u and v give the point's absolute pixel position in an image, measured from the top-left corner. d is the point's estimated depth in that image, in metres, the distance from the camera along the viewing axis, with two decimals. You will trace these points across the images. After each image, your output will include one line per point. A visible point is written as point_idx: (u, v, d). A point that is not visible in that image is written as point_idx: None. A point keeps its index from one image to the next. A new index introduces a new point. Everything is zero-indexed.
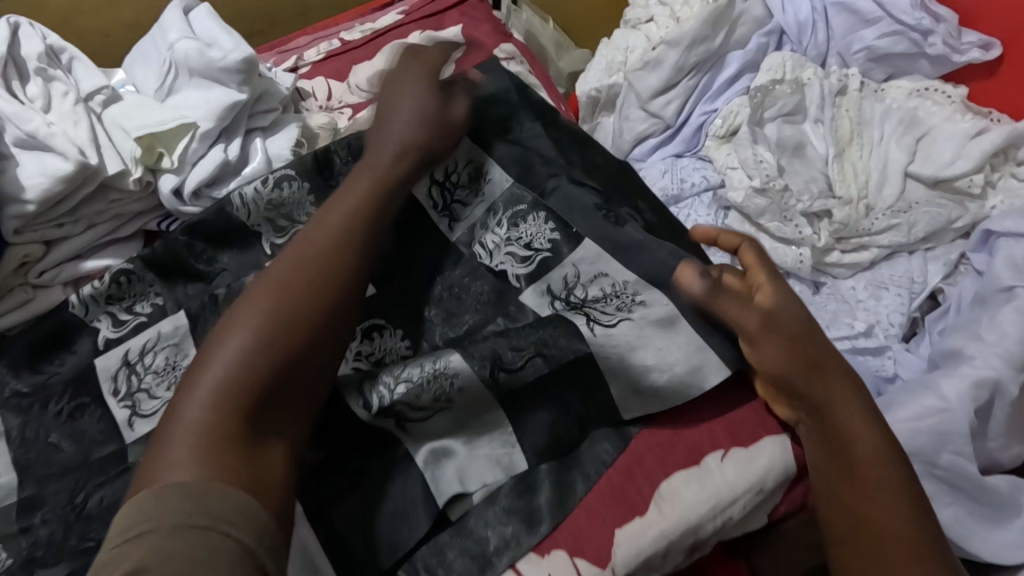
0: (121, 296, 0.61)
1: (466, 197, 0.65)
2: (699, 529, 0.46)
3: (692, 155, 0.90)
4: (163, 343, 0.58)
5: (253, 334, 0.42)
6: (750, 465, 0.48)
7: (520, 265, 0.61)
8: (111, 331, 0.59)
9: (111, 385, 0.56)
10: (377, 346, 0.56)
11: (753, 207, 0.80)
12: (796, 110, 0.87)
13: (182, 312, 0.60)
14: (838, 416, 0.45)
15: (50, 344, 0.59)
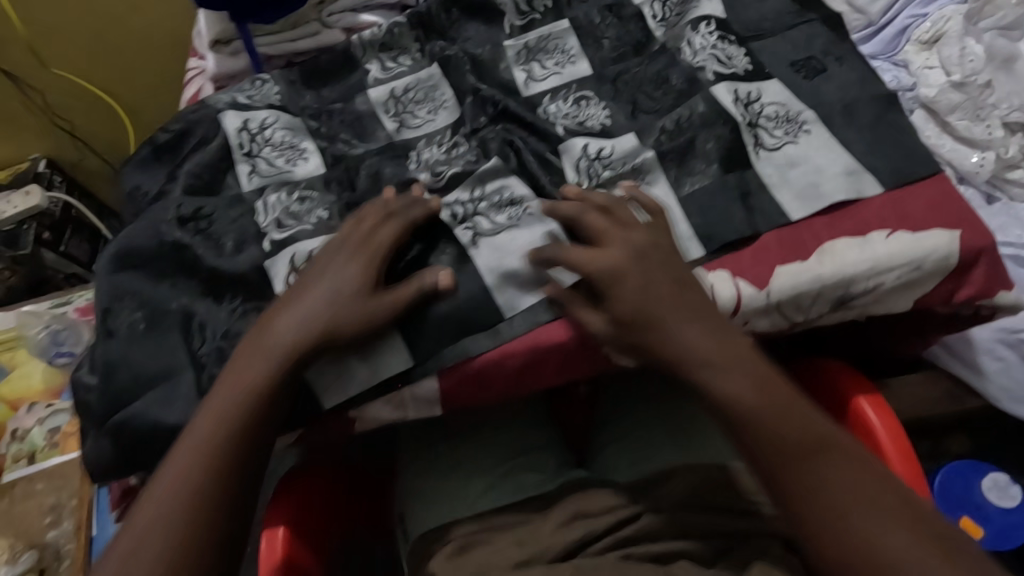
0: (392, 50, 0.75)
1: (673, 16, 0.70)
2: (851, 285, 0.52)
3: (887, 58, 0.88)
4: (423, 85, 0.71)
5: (215, 481, 0.45)
6: (915, 244, 0.52)
7: (720, 66, 0.64)
8: (380, 74, 0.73)
9: (382, 108, 0.70)
10: (581, 111, 0.64)
11: (947, 102, 0.80)
12: (1012, 26, 0.86)
13: (436, 65, 0.72)
14: (730, 408, 0.45)
15: (330, 68, 0.74)
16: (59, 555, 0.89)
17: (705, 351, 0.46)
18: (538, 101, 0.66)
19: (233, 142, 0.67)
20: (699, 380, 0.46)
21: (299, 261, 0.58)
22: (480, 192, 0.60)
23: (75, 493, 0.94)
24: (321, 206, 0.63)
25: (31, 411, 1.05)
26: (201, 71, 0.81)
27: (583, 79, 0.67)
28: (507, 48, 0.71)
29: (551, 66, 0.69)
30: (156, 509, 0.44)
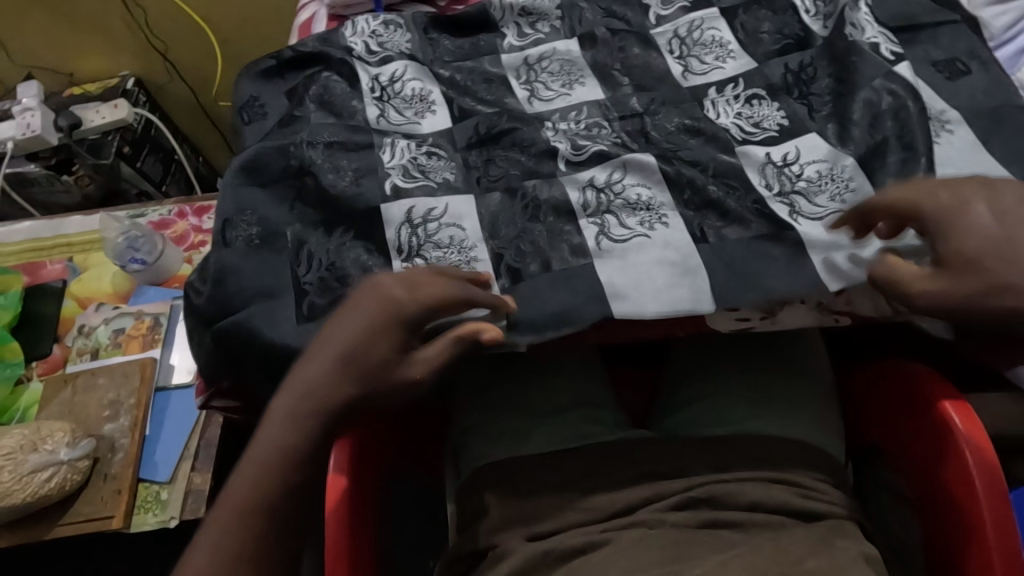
0: (531, 16, 0.75)
1: (824, 7, 0.70)
2: None
3: None
4: (560, 57, 0.71)
5: (293, 481, 0.47)
6: None
7: (888, 48, 0.63)
8: (516, 40, 0.74)
9: (515, 74, 0.71)
10: (757, 111, 0.64)
11: None
12: None
13: (576, 40, 0.73)
14: (989, 244, 0.45)
15: (461, 23, 0.75)
16: (114, 447, 0.92)
17: (1023, 212, 0.45)
18: (703, 92, 0.67)
19: (365, 87, 0.68)
20: (971, 226, 0.45)
21: (416, 213, 0.60)
22: (616, 189, 0.60)
23: (134, 392, 0.97)
24: (448, 168, 0.64)
25: (99, 310, 1.09)
26: None
27: (744, 73, 0.68)
28: (656, 36, 0.73)
29: (709, 62, 0.69)
30: (231, 518, 0.46)
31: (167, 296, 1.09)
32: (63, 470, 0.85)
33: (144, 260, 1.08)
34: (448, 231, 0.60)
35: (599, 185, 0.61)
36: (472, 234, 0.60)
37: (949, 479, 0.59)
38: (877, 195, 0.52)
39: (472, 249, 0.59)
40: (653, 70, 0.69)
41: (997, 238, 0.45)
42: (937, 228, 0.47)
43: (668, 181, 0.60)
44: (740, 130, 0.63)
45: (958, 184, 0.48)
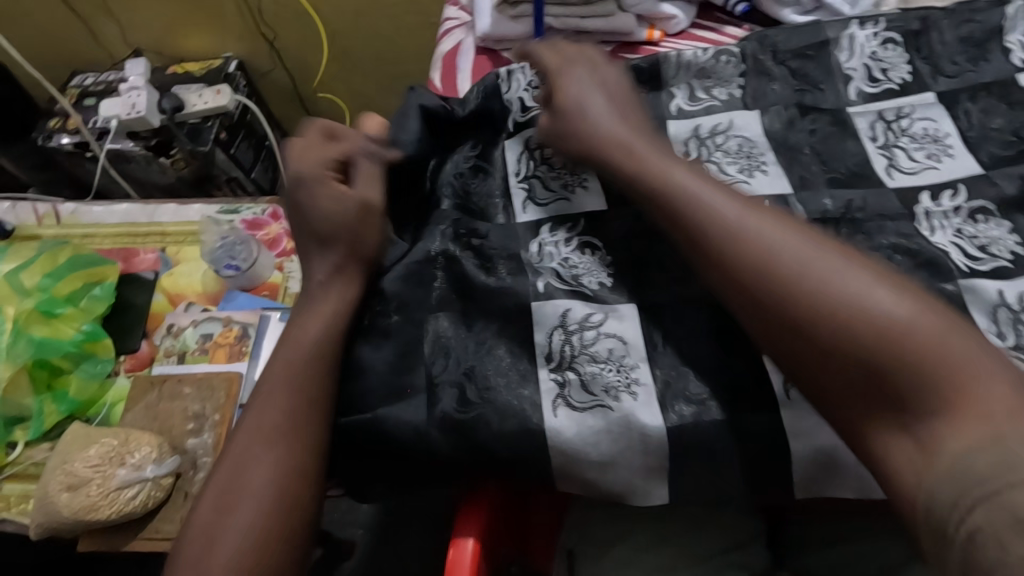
0: (707, 75, 0.65)
1: None
2: None
3: None
4: (737, 133, 0.61)
5: (274, 458, 0.49)
6: None
7: None
8: (686, 104, 0.64)
9: (683, 148, 0.61)
10: (983, 230, 0.53)
11: None
12: None
13: (758, 112, 0.62)
14: (676, 194, 0.51)
15: (627, 73, 0.65)
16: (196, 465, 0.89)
17: (664, 159, 0.54)
18: (914, 197, 0.56)
19: (511, 169, 0.63)
20: (645, 173, 0.53)
21: (572, 318, 0.54)
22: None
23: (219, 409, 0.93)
24: (603, 268, 0.57)
25: (188, 311, 1.06)
26: (465, 25, 0.75)
27: (969, 178, 0.56)
28: (856, 115, 0.61)
29: (921, 157, 0.58)
30: (269, 431, 0.50)
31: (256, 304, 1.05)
32: (148, 487, 0.83)
33: (239, 266, 1.05)
34: (607, 342, 0.53)
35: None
36: (634, 348, 0.53)
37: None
38: (710, 207, 0.50)
39: (632, 368, 0.52)
40: (851, 169, 0.58)
41: (683, 193, 0.51)
42: (671, 217, 0.51)
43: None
44: (961, 254, 0.52)
45: (661, 147, 0.56)
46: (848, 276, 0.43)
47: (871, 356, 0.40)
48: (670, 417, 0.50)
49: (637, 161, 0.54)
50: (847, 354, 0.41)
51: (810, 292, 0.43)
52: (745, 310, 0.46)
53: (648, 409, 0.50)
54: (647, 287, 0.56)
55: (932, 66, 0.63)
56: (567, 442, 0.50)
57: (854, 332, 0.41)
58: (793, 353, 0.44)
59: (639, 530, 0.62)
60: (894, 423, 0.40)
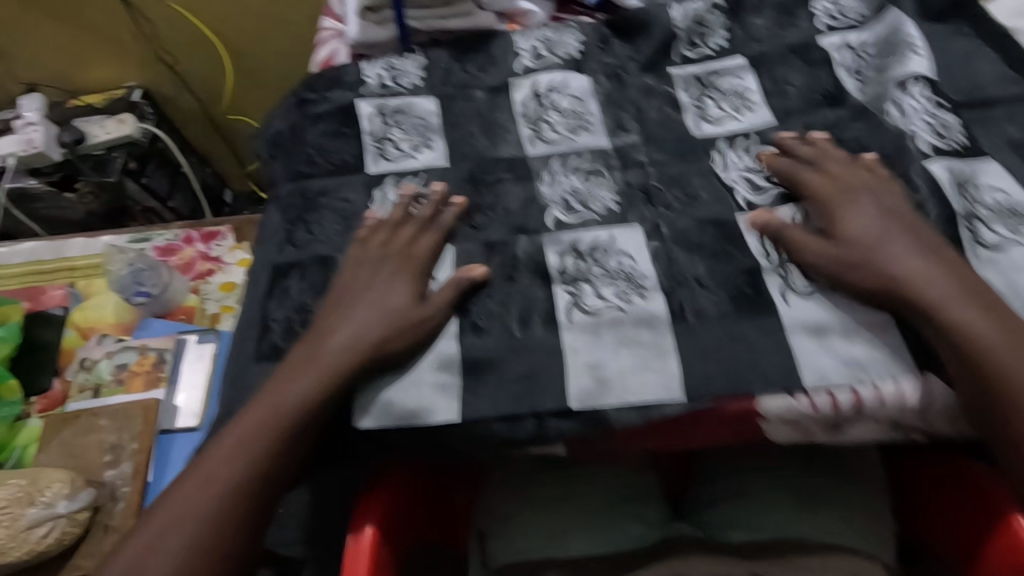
0: (552, 39, 0.69)
1: (885, 65, 0.65)
2: None
3: None
4: (571, 92, 0.66)
5: (235, 480, 0.52)
6: None
7: (936, 138, 0.60)
8: (529, 63, 0.68)
9: (521, 108, 0.66)
10: (770, 167, 0.60)
11: None
12: None
13: (587, 76, 0.67)
14: (879, 272, 0.49)
15: (482, 53, 0.70)
16: (115, 496, 0.88)
17: (921, 268, 0.49)
18: (713, 143, 0.63)
19: (365, 127, 0.68)
20: (911, 279, 0.48)
21: None
22: (599, 257, 0.57)
23: (137, 437, 0.92)
24: (432, 215, 0.63)
25: (100, 343, 1.04)
26: (338, 34, 0.76)
27: (767, 130, 0.63)
28: (675, 75, 0.67)
29: (726, 107, 0.64)
30: (236, 449, 0.53)
31: (173, 328, 1.05)
32: (61, 523, 0.81)
33: (148, 292, 1.05)
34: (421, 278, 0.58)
35: (582, 250, 0.57)
36: (445, 284, 0.57)
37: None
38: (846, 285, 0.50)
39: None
40: (685, 134, 0.64)
41: (938, 302, 0.47)
42: (858, 270, 0.50)
43: (657, 254, 0.56)
44: (749, 188, 0.59)
45: (905, 211, 0.53)
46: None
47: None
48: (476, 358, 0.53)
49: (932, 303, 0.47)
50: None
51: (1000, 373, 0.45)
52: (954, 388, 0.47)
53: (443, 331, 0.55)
54: (467, 231, 0.61)
55: (751, 37, 0.69)
56: None
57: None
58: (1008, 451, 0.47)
59: (538, 494, 0.65)
60: None
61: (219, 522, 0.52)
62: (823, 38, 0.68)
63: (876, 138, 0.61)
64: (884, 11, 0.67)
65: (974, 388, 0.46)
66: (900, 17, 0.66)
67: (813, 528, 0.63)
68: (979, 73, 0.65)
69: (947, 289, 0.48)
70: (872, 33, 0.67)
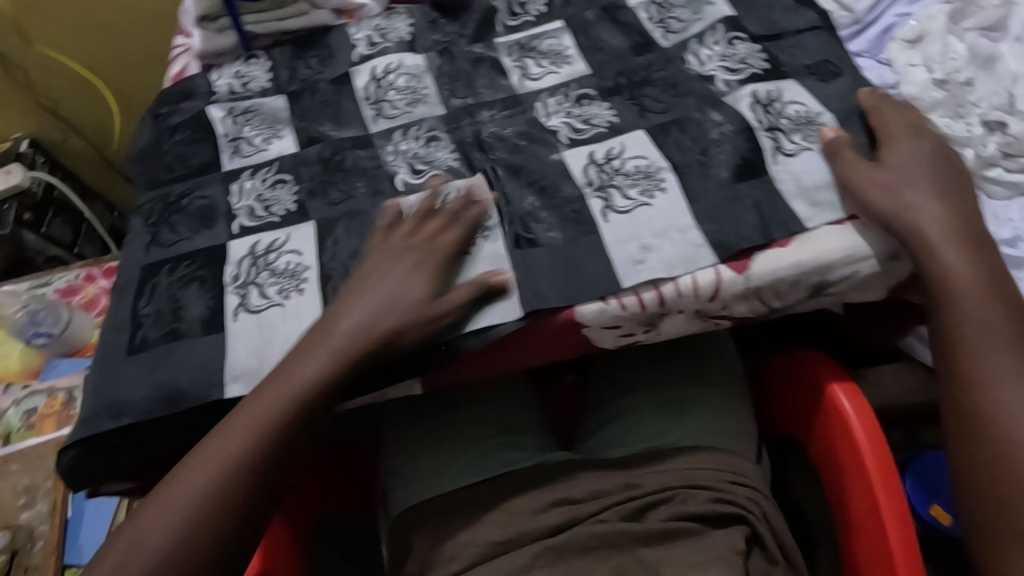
0: (384, 27, 0.74)
1: (684, 15, 0.72)
2: (823, 276, 0.53)
3: (875, 56, 0.91)
4: (406, 71, 0.71)
5: (233, 463, 0.50)
6: (879, 236, 0.53)
7: (730, 74, 0.67)
8: (365, 50, 0.73)
9: (363, 92, 0.71)
10: (586, 110, 0.66)
11: (928, 100, 0.82)
12: (996, 27, 0.87)
13: (421, 54, 0.72)
14: (896, 220, 0.52)
15: (323, 48, 0.74)
16: (34, 536, 0.88)
17: (920, 200, 0.53)
18: (533, 98, 0.68)
19: (220, 130, 0.71)
20: (915, 218, 0.52)
21: (260, 246, 0.62)
22: (446, 211, 0.61)
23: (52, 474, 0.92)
24: (289, 198, 0.65)
25: (8, 392, 1.02)
26: (186, 49, 0.79)
27: (586, 79, 0.69)
28: (499, 44, 0.73)
29: (545, 64, 0.70)
30: (246, 428, 0.51)
31: (79, 365, 1.05)
32: None
33: (48, 332, 1.05)
34: (286, 257, 0.61)
35: (431, 206, 0.62)
36: (308, 259, 0.61)
37: (830, 459, 0.62)
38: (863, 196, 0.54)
39: (303, 278, 0.60)
40: (511, 92, 0.69)
41: (942, 249, 0.51)
42: (897, 220, 0.52)
43: (497, 197, 0.61)
44: (571, 130, 0.65)
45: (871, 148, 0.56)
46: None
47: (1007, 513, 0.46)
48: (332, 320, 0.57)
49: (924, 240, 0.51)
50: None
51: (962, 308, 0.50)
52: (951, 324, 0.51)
53: (308, 307, 0.59)
54: (318, 208, 0.64)
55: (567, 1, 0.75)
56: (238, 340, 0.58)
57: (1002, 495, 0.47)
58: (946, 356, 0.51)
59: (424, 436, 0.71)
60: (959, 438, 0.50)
61: (219, 502, 0.49)
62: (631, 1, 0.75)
63: (679, 75, 0.68)
64: None
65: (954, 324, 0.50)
66: None
67: (678, 434, 0.66)
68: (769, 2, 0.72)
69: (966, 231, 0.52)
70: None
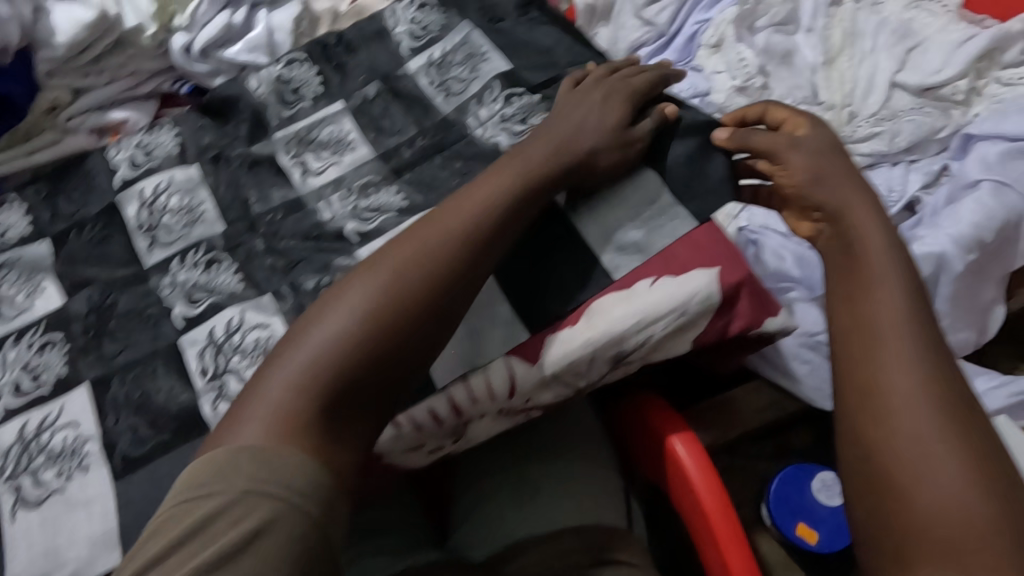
0: (147, 143, 0.68)
1: (462, 74, 0.70)
2: (622, 343, 0.51)
3: (684, 65, 0.91)
4: (177, 188, 0.66)
5: (343, 333, 0.44)
6: (678, 289, 0.51)
7: (512, 137, 0.64)
8: (129, 173, 0.67)
9: (135, 221, 0.64)
10: (374, 200, 0.62)
11: (734, 106, 0.82)
12: (788, 21, 0.89)
13: (194, 166, 0.67)
14: (850, 230, 0.50)
15: (82, 178, 0.67)
16: None
17: (866, 205, 0.50)
18: (320, 195, 0.65)
19: None
20: (851, 217, 0.50)
21: (30, 427, 0.54)
22: (235, 340, 0.56)
23: None
24: (61, 361, 0.58)
25: None
26: None
27: (372, 163, 0.66)
28: (276, 140, 0.68)
29: (324, 156, 0.67)
30: (370, 295, 0.45)
31: None
32: None
33: None
34: (62, 433, 0.54)
35: (219, 337, 0.56)
36: (88, 428, 0.54)
37: (681, 509, 0.61)
38: (810, 193, 0.53)
39: (85, 453, 0.52)
40: (294, 192, 0.65)
41: (864, 246, 0.49)
42: (834, 213, 0.51)
43: (287, 313, 0.56)
44: (358, 223, 0.61)
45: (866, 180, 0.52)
46: (951, 471, 0.38)
47: (890, 497, 0.39)
48: (122, 498, 0.50)
49: (855, 222, 0.50)
50: (942, 521, 0.37)
51: (871, 306, 0.45)
52: (856, 324, 0.46)
53: (96, 486, 0.51)
54: (93, 368, 0.57)
55: (345, 79, 0.72)
56: (14, 548, 0.49)
57: (887, 471, 0.40)
58: (854, 360, 0.44)
59: None
60: (863, 456, 0.42)
61: (356, 356, 0.43)
62: (410, 66, 0.72)
63: (467, 144, 0.65)
64: (457, 25, 0.73)
65: (856, 319, 0.46)
66: (469, 29, 0.72)
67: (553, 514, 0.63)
68: (548, 47, 0.71)
69: (881, 236, 0.49)
70: (449, 42, 0.72)
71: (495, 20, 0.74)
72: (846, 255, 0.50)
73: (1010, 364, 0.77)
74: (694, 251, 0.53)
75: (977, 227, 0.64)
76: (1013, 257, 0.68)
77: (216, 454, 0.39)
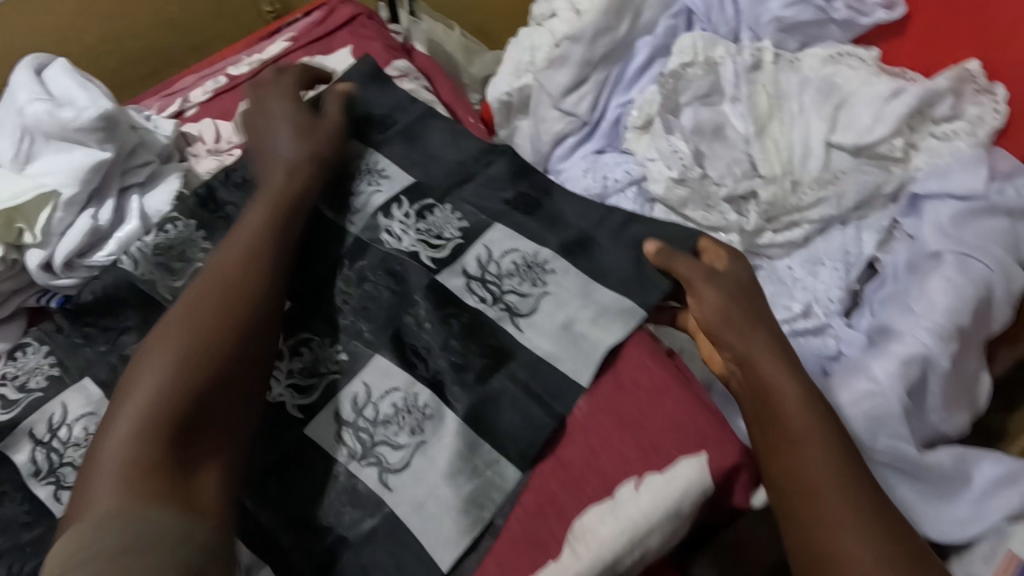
0: (13, 372, 0.56)
1: (360, 187, 0.63)
2: (617, 567, 0.43)
3: (614, 150, 0.86)
4: (78, 412, 0.54)
5: (165, 375, 0.43)
6: (666, 488, 0.44)
7: (433, 250, 0.58)
8: (0, 415, 0.54)
9: (29, 467, 0.52)
10: (307, 360, 0.53)
11: (675, 198, 0.77)
12: (711, 92, 0.84)
13: (87, 378, 0.56)
14: (765, 381, 0.47)
15: None
16: None
17: (768, 348, 0.49)
18: None
19: None
20: (767, 369, 0.48)
21: None
22: None
23: None
24: None
25: None
26: None
27: (291, 320, 0.56)
28: None
29: None
30: (181, 335, 0.46)
31: None
32: None
33: None
34: None
35: None
36: None
37: None
38: (728, 334, 0.50)
39: None
40: None
41: (775, 387, 0.47)
42: (746, 358, 0.49)
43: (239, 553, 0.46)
44: (295, 394, 0.52)
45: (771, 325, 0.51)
46: None
47: None
48: None
49: (762, 369, 0.48)
50: None
51: (801, 449, 0.44)
52: (787, 474, 0.44)
53: None
54: None
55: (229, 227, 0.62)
56: None
57: None
58: (802, 511, 0.43)
59: None
60: None
61: (185, 388, 0.43)
62: None
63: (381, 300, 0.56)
64: (339, 139, 0.67)
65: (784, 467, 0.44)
66: (358, 144, 0.66)
67: None
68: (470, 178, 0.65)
69: (783, 375, 0.47)
70: (336, 157, 0.65)
71: (384, 127, 0.68)
72: (758, 401, 0.47)
73: (1000, 417, 0.74)
74: (674, 434, 0.47)
75: (953, 312, 0.61)
76: (990, 325, 0.66)
77: (66, 543, 0.35)
